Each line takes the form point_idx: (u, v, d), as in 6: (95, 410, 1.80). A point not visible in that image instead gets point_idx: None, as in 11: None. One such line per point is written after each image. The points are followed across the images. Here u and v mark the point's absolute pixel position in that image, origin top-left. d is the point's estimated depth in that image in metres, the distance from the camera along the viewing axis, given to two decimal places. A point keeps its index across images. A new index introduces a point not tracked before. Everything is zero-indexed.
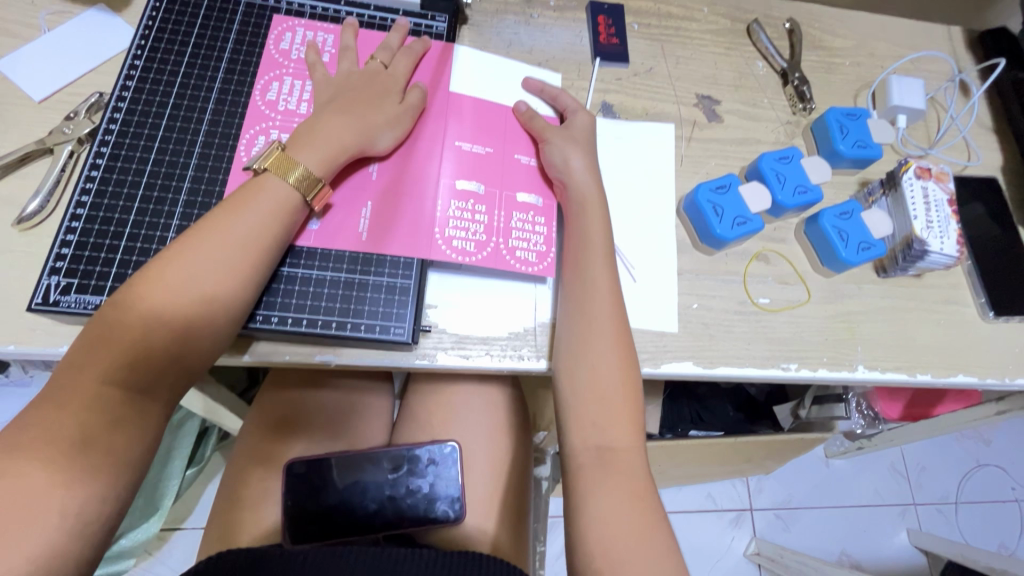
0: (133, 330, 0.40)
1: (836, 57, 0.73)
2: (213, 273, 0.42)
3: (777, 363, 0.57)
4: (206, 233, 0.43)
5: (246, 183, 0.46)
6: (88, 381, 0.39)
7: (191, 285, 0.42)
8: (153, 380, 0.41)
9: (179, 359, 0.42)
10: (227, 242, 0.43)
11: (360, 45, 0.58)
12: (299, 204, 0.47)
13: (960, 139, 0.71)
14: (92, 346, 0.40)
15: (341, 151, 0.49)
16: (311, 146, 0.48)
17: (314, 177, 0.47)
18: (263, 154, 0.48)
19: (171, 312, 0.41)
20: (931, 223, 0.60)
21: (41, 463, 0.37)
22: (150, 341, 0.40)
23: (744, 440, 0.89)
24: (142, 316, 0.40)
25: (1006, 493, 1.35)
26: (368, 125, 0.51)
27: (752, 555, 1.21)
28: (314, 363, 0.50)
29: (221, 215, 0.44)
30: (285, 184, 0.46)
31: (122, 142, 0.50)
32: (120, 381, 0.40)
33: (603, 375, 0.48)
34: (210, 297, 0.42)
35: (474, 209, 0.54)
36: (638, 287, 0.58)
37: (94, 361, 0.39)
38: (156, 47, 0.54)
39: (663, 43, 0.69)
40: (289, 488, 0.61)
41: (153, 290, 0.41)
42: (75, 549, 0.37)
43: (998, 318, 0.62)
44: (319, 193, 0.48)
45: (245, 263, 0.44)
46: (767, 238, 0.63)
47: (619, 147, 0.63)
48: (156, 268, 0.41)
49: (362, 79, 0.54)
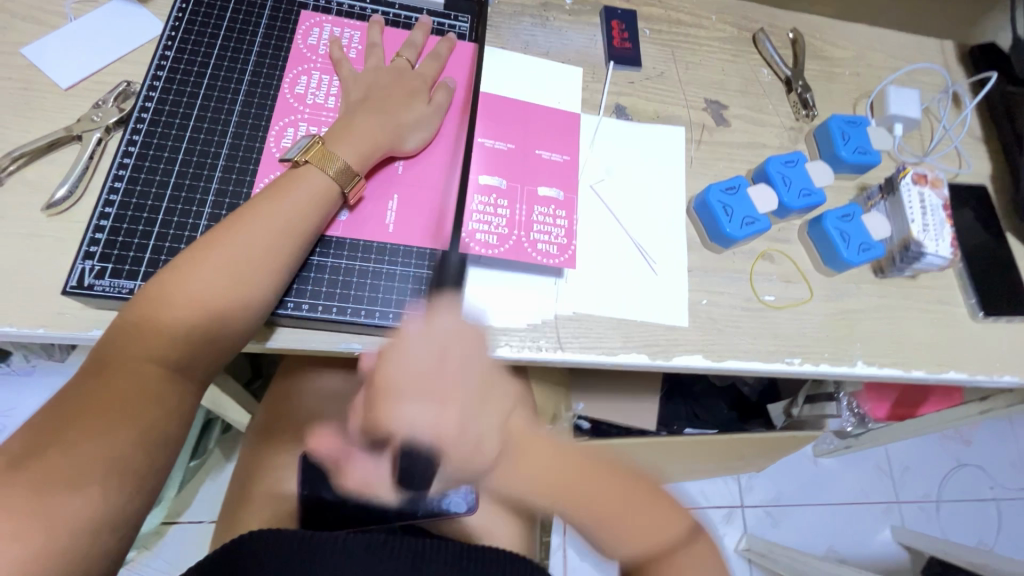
0: (177, 311, 0.42)
1: (836, 67, 0.76)
2: (253, 260, 0.44)
3: (781, 358, 0.60)
4: (249, 219, 0.45)
5: (287, 172, 0.49)
6: (134, 358, 0.40)
7: (233, 271, 0.43)
8: (193, 358, 0.43)
9: (218, 341, 0.44)
10: (268, 228, 0.45)
11: (386, 43, 0.59)
12: (336, 196, 0.49)
13: (952, 148, 0.75)
14: (135, 325, 0.41)
15: (373, 150, 0.51)
16: (347, 141, 0.51)
17: (351, 170, 0.50)
18: (303, 146, 0.50)
19: (214, 294, 0.43)
20: (927, 227, 0.63)
21: (84, 438, 0.37)
22: (195, 321, 0.42)
23: (740, 437, 0.92)
24: (187, 297, 0.42)
25: (985, 492, 1.40)
26: (398, 125, 0.53)
27: (743, 551, 1.24)
28: (339, 352, 0.51)
29: (261, 202, 0.46)
30: (324, 175, 0.49)
31: (154, 132, 0.51)
32: (164, 358, 0.41)
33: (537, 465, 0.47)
34: (250, 281, 0.44)
35: (496, 203, 0.56)
36: (659, 280, 0.60)
37: (139, 339, 0.41)
38: (186, 38, 0.55)
39: (674, 49, 0.72)
40: (304, 478, 0.63)
41: (197, 272, 0.43)
42: (114, 526, 0.38)
43: (987, 317, 0.66)
44: (356, 186, 0.50)
45: (284, 250, 0.46)
46: (772, 238, 0.65)
47: (631, 147, 0.66)
48: (200, 250, 0.43)
49: (389, 76, 0.56)
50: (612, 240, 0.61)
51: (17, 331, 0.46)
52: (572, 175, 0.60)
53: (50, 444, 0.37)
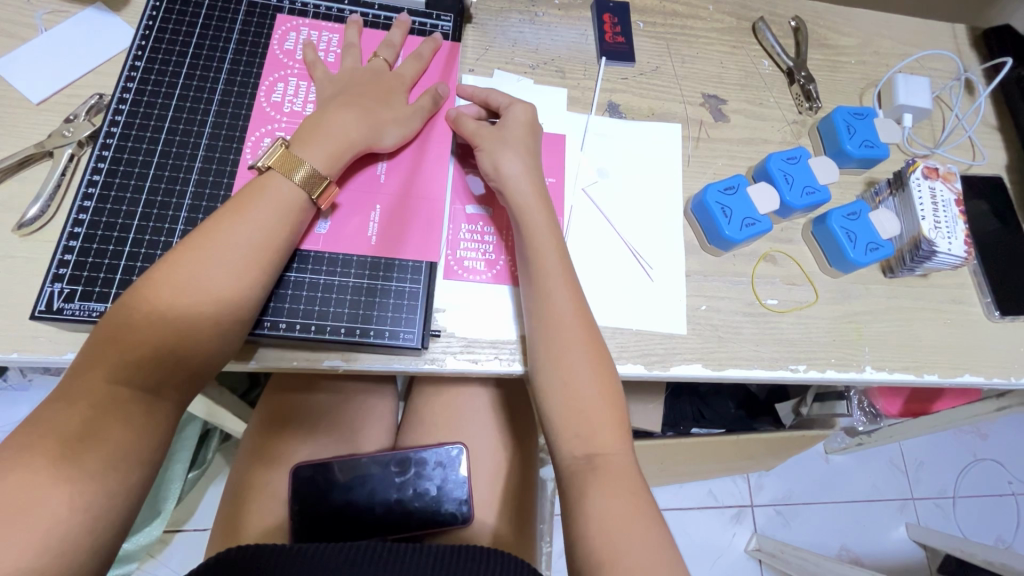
0: (141, 332, 0.40)
1: (841, 55, 0.73)
2: (221, 274, 0.43)
3: (786, 365, 0.57)
4: (212, 232, 0.43)
5: (251, 182, 0.47)
6: (98, 380, 0.39)
7: (202, 287, 0.42)
8: (161, 379, 0.41)
9: (186, 360, 0.42)
10: (236, 239, 0.44)
11: (364, 42, 0.58)
12: (305, 203, 0.47)
13: (965, 138, 0.71)
14: (100, 346, 0.40)
15: (347, 148, 0.49)
16: (315, 143, 0.48)
17: (319, 175, 0.48)
18: (268, 152, 0.48)
19: (181, 309, 0.41)
20: (938, 224, 0.60)
21: (52, 473, 0.36)
22: (161, 340, 0.41)
23: (747, 438, 0.89)
24: (154, 315, 0.41)
25: (1003, 487, 1.36)
26: (373, 121, 0.51)
27: (753, 551, 1.22)
28: (321, 369, 0.50)
29: (226, 215, 0.44)
30: (291, 183, 0.46)
31: (124, 146, 0.49)
32: (130, 380, 0.40)
33: (576, 362, 0.47)
34: (221, 297, 0.42)
35: (483, 231, 0.55)
36: (655, 287, 0.58)
37: (102, 362, 0.39)
38: (157, 47, 0.53)
39: (669, 42, 0.69)
40: (294, 492, 0.62)
41: (159, 291, 0.41)
42: (87, 561, 0.37)
43: (1004, 317, 0.62)
44: (325, 192, 0.48)
45: (251, 262, 0.44)
46: (775, 239, 0.62)
47: (624, 146, 0.63)
48: (162, 267, 0.42)
49: (367, 78, 0.54)
50: (605, 244, 0.59)
51: None
52: (558, 196, 0.59)
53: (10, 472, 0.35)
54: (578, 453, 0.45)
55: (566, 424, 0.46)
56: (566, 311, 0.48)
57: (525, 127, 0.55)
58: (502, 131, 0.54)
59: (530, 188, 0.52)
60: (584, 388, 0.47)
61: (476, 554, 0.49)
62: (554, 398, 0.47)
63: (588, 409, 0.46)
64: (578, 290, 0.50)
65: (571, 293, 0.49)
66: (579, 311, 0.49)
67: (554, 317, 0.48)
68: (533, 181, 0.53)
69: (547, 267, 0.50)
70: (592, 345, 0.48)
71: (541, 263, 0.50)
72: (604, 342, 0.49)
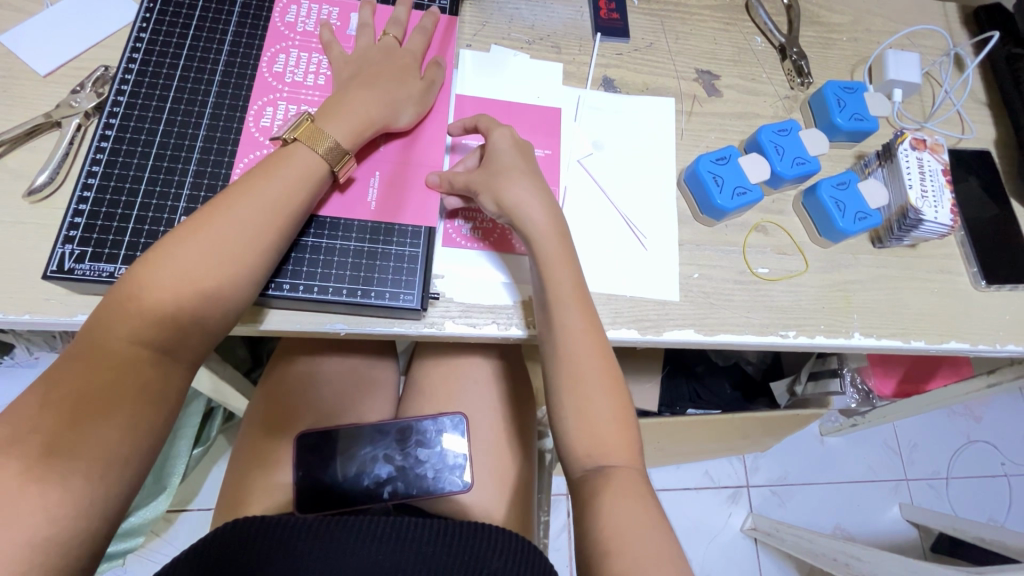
0: (161, 292, 0.41)
1: (833, 32, 0.74)
2: (240, 238, 0.44)
3: (776, 331, 0.59)
4: (230, 199, 0.44)
5: (276, 151, 0.48)
6: (118, 339, 0.40)
7: (221, 250, 0.43)
8: (177, 341, 0.42)
9: (203, 321, 0.43)
10: (255, 205, 0.45)
11: (376, 21, 0.59)
12: (326, 173, 0.49)
13: (954, 113, 0.72)
14: (119, 306, 0.41)
15: (367, 123, 0.51)
16: (339, 118, 0.50)
17: (340, 148, 0.49)
18: (292, 125, 0.49)
19: (200, 272, 0.42)
20: (925, 193, 0.61)
21: (73, 424, 0.38)
22: (180, 302, 0.42)
23: (741, 416, 0.91)
24: (173, 278, 0.41)
25: (996, 468, 1.38)
26: (391, 98, 0.52)
27: (748, 530, 1.23)
28: (324, 333, 0.51)
29: (251, 182, 0.45)
30: (314, 154, 0.48)
31: (131, 114, 0.51)
32: (149, 340, 0.41)
33: (591, 376, 0.48)
34: (238, 262, 0.43)
35: None
36: (649, 255, 0.59)
37: (123, 321, 0.41)
38: (161, 20, 0.54)
39: (663, 19, 0.70)
40: (299, 459, 0.64)
41: (179, 255, 0.42)
42: (105, 509, 0.38)
43: (990, 286, 0.64)
44: (345, 165, 0.50)
45: (268, 231, 0.45)
46: (766, 210, 0.64)
47: (620, 121, 0.64)
48: (185, 231, 0.43)
49: (380, 54, 0.55)
50: (600, 215, 0.60)
51: (3, 318, 0.46)
52: (552, 172, 0.60)
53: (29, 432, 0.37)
54: (588, 467, 0.46)
55: (577, 431, 0.47)
56: (585, 344, 0.49)
57: (517, 154, 0.54)
58: (495, 165, 0.53)
59: (546, 218, 0.51)
60: (599, 397, 0.48)
61: (480, 530, 0.50)
62: (569, 408, 0.48)
63: (602, 418, 0.47)
64: (596, 325, 0.50)
65: (588, 325, 0.49)
66: (588, 319, 0.50)
67: (573, 356, 0.48)
68: (538, 185, 0.53)
69: (564, 302, 0.49)
70: (603, 363, 0.49)
71: (558, 294, 0.50)
72: (621, 369, 0.49)
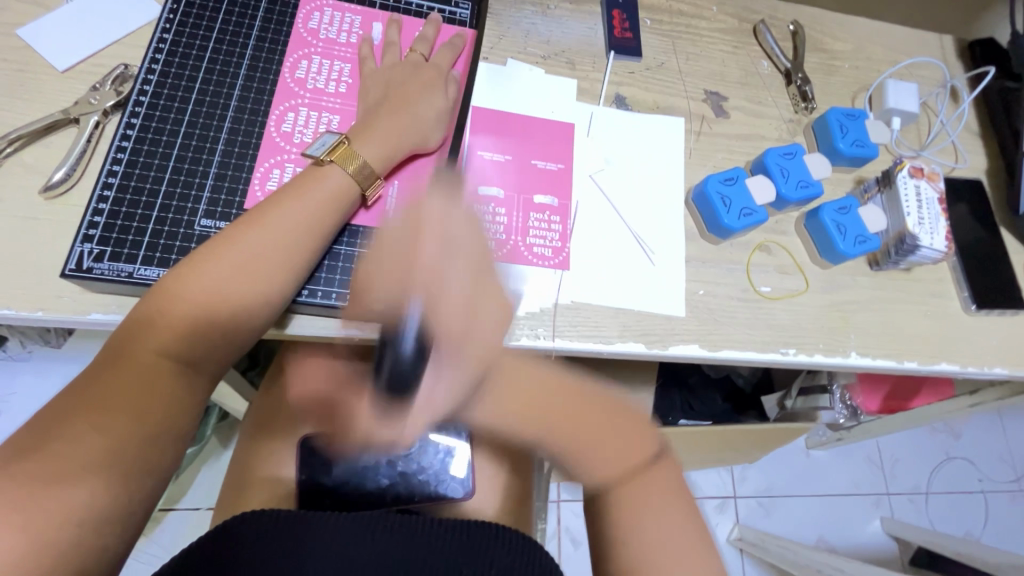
0: (194, 305, 0.42)
1: (836, 60, 0.76)
2: (272, 256, 0.45)
3: (777, 348, 0.60)
4: (266, 215, 0.46)
5: (309, 170, 0.49)
6: (148, 350, 0.41)
7: (253, 268, 0.44)
8: (204, 354, 0.43)
9: (230, 336, 0.44)
10: (288, 223, 0.46)
11: (402, 38, 0.60)
12: (355, 195, 0.50)
13: (948, 143, 0.75)
14: (150, 317, 0.42)
15: (388, 133, 0.52)
16: (372, 136, 0.51)
17: (370, 170, 0.50)
18: (328, 146, 0.50)
19: (233, 288, 0.43)
20: (922, 220, 0.64)
21: (92, 423, 0.38)
22: (211, 318, 0.43)
23: (733, 428, 0.92)
24: (206, 293, 0.43)
25: (973, 485, 1.42)
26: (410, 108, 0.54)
27: (735, 540, 1.26)
28: (338, 338, 0.52)
29: (286, 200, 0.46)
30: (346, 175, 0.49)
31: (152, 114, 0.51)
32: (177, 352, 0.42)
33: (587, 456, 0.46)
34: (270, 280, 0.45)
35: (495, 212, 0.58)
36: (656, 270, 0.61)
37: (152, 331, 0.41)
38: (185, 21, 0.54)
39: (674, 40, 0.72)
40: (302, 462, 0.65)
41: (217, 269, 0.43)
42: (124, 507, 0.38)
43: (979, 310, 0.66)
44: (375, 189, 0.51)
45: (300, 249, 0.46)
46: (769, 230, 0.66)
47: (631, 138, 0.66)
48: (222, 247, 0.44)
49: (408, 70, 0.56)
50: (610, 232, 0.61)
51: (16, 314, 0.45)
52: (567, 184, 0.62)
53: (53, 439, 0.37)
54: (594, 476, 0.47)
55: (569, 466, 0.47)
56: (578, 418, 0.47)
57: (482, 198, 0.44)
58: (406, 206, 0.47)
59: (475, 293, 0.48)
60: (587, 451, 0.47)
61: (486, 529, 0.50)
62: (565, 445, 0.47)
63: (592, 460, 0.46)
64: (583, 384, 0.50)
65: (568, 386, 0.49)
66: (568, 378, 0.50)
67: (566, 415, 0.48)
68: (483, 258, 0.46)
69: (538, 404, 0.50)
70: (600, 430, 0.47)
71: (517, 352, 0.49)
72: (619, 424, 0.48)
